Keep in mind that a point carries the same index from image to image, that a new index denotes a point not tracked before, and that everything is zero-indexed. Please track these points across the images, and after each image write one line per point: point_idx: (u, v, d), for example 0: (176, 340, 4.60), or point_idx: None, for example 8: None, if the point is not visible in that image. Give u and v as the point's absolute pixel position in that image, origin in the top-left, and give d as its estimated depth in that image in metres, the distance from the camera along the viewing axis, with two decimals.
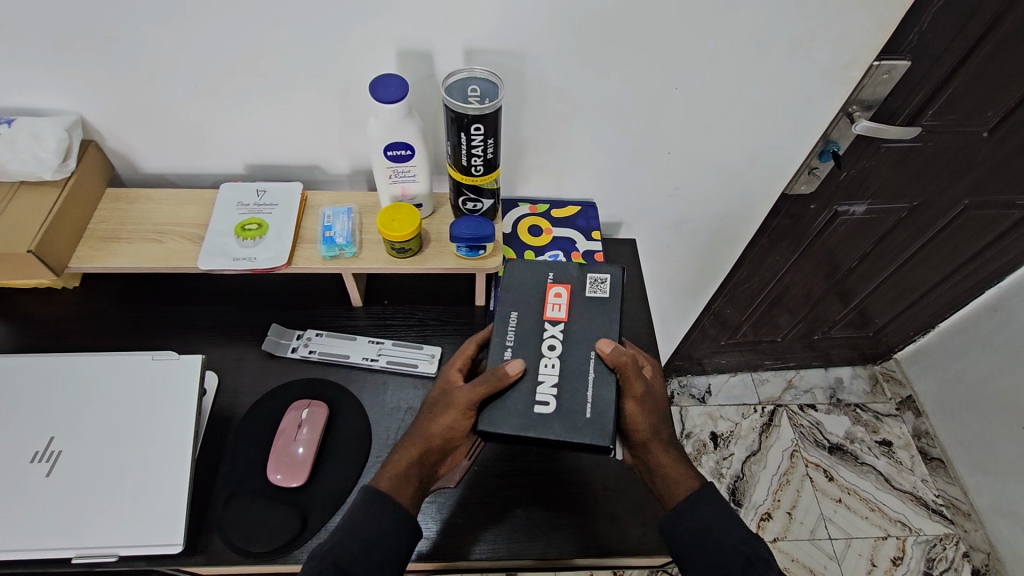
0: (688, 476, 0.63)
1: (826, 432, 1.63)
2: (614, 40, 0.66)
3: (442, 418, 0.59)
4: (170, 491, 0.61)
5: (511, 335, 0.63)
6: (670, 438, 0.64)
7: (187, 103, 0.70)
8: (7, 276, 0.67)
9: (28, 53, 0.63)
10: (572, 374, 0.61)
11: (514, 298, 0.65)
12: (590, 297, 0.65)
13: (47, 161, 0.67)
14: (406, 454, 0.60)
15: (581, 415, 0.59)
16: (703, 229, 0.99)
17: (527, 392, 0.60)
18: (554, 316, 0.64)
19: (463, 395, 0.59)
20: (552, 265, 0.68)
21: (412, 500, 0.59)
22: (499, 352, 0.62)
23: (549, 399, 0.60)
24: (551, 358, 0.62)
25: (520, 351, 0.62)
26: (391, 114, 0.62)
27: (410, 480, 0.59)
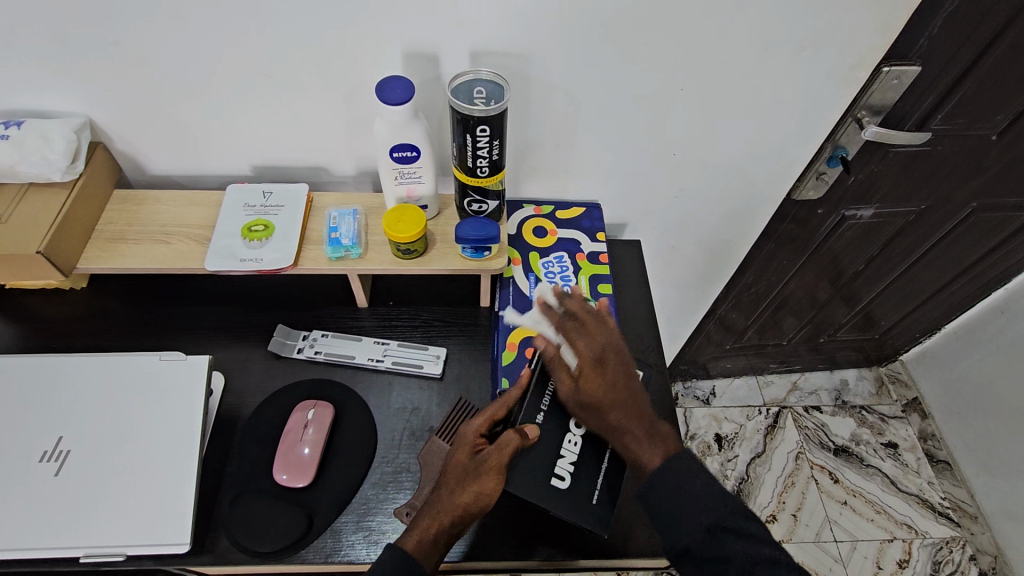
0: (644, 452, 0.63)
1: (832, 434, 1.62)
2: (620, 42, 0.66)
3: (473, 485, 0.60)
4: (178, 490, 0.61)
5: (546, 400, 0.65)
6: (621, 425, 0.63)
7: (194, 103, 0.71)
8: (15, 276, 0.67)
9: (38, 56, 0.64)
10: (589, 457, 0.65)
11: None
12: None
13: (56, 163, 0.67)
14: (434, 520, 0.59)
15: (588, 500, 0.63)
16: (708, 230, 0.98)
17: (547, 460, 0.63)
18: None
19: (495, 458, 0.61)
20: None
21: (435, 565, 0.59)
22: (533, 412, 0.64)
23: (566, 475, 0.64)
24: (575, 436, 0.65)
25: (549, 418, 0.65)
26: (398, 116, 0.62)
27: (436, 547, 0.59)
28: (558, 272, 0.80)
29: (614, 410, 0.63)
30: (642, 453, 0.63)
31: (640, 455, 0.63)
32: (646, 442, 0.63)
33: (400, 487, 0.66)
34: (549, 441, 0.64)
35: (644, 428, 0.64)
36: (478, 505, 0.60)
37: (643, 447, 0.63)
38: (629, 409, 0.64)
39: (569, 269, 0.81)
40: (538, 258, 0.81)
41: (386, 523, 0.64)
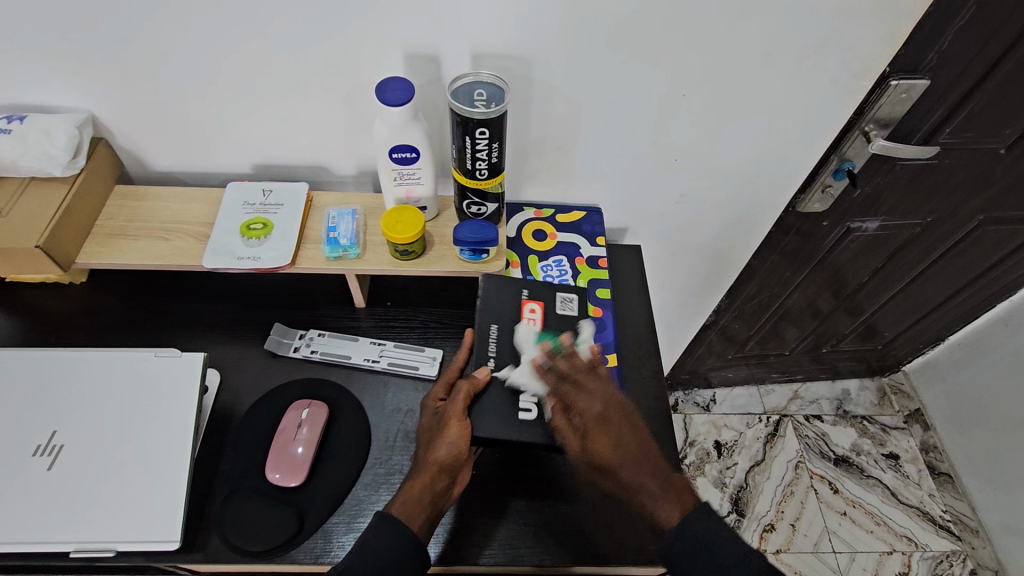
0: (662, 512, 0.60)
1: (832, 444, 1.61)
2: (622, 47, 0.66)
3: (442, 437, 0.62)
4: (170, 487, 0.61)
5: (490, 348, 0.68)
6: (636, 484, 0.61)
7: (197, 100, 0.71)
8: (16, 270, 0.68)
9: (42, 51, 0.64)
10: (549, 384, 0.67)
11: (493, 311, 0.71)
12: (561, 314, 0.72)
13: (58, 157, 0.68)
14: (412, 479, 0.60)
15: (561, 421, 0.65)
16: (710, 236, 0.98)
17: (507, 398, 0.65)
18: (531, 330, 0.70)
19: (452, 408, 0.63)
20: (525, 283, 0.74)
21: (426, 522, 0.59)
22: (480, 363, 0.67)
23: (531, 407, 0.65)
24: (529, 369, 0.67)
25: (500, 360, 0.68)
26: (397, 117, 0.62)
27: (422, 505, 0.59)
28: (556, 276, 0.80)
29: (625, 469, 0.61)
30: (659, 512, 0.60)
31: (656, 514, 0.60)
32: (663, 499, 0.60)
33: (391, 489, 0.66)
34: (503, 385, 0.66)
35: (659, 485, 0.61)
36: (452, 455, 0.61)
37: (661, 504, 0.60)
38: (639, 464, 0.62)
39: (568, 272, 0.80)
40: (537, 261, 0.81)
41: None
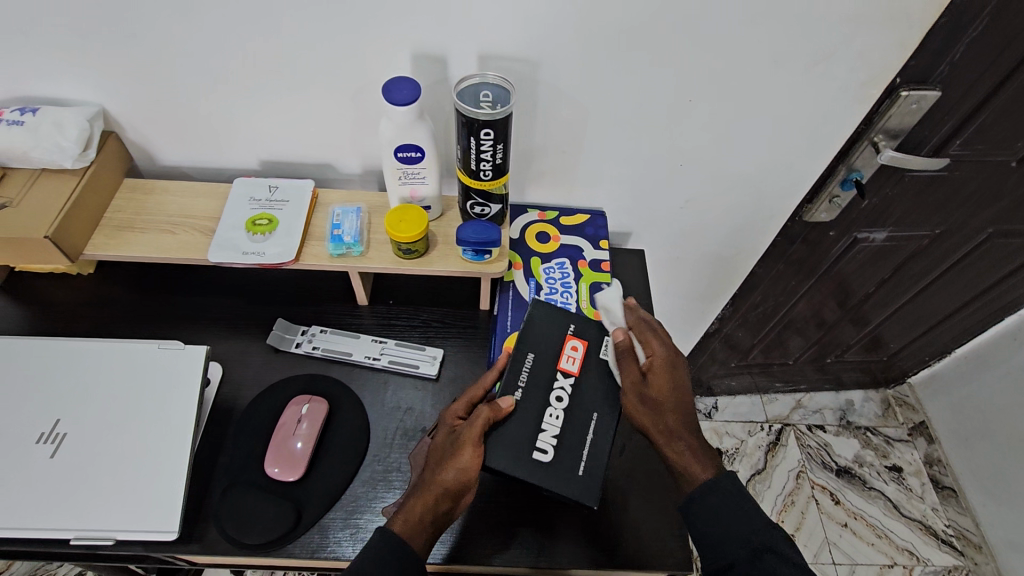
0: (695, 467, 0.64)
1: (834, 454, 1.60)
2: (629, 52, 0.66)
3: (454, 460, 0.60)
4: (169, 478, 0.62)
5: (523, 376, 0.67)
6: (681, 430, 0.65)
7: (207, 96, 0.72)
8: (24, 259, 0.68)
9: (55, 45, 0.65)
10: (572, 428, 0.65)
11: (535, 340, 0.70)
12: (603, 360, 0.70)
13: (68, 150, 0.68)
14: (418, 499, 0.59)
15: (574, 470, 0.64)
16: (715, 243, 0.98)
17: (528, 433, 0.64)
18: (567, 368, 0.68)
19: (469, 432, 0.61)
20: (573, 317, 0.72)
21: (426, 543, 0.58)
22: (510, 391, 0.66)
23: (548, 448, 0.64)
24: (556, 409, 0.66)
25: (528, 393, 0.67)
26: (403, 117, 0.63)
27: (425, 526, 0.59)
28: (558, 278, 0.80)
29: (675, 412, 0.65)
30: (692, 466, 0.64)
31: (686, 464, 0.64)
32: (697, 455, 0.64)
33: (388, 487, 0.66)
34: (526, 418, 0.65)
35: (698, 443, 0.65)
36: (461, 481, 0.60)
37: (694, 460, 0.64)
38: (686, 416, 0.66)
39: (570, 275, 0.80)
40: (540, 263, 0.81)
41: (374, 521, 0.64)
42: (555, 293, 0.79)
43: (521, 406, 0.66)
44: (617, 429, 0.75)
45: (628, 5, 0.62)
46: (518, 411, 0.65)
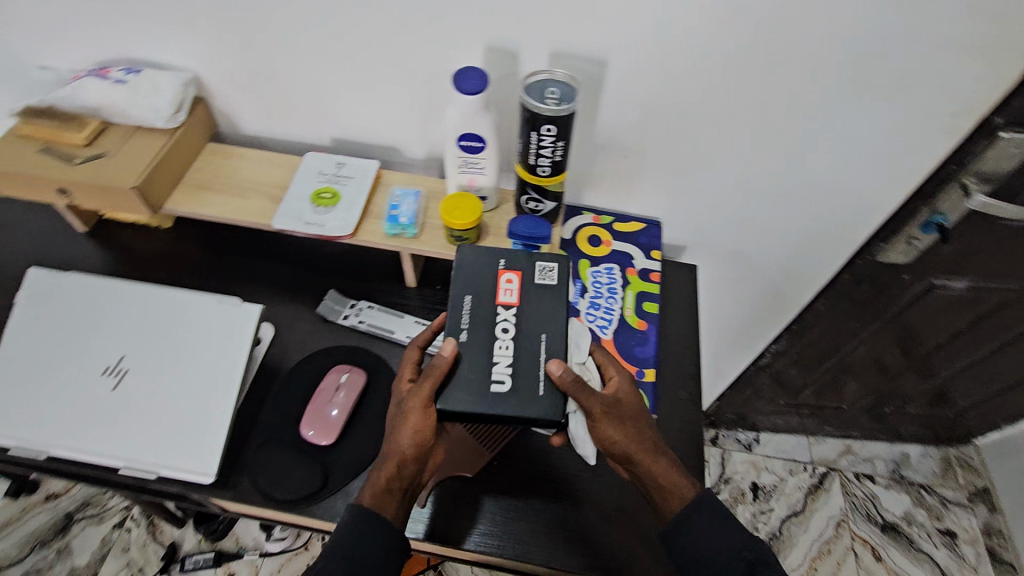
0: (682, 481, 0.62)
1: (881, 508, 1.50)
2: (700, 61, 0.65)
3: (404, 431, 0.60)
4: (211, 425, 0.65)
5: (463, 318, 0.63)
6: (659, 448, 0.63)
7: (289, 71, 0.76)
8: (112, 207, 0.74)
9: (162, 13, 0.71)
10: (525, 356, 0.62)
11: (467, 281, 0.65)
12: (540, 284, 0.65)
13: (162, 110, 0.74)
14: (381, 471, 0.61)
15: (535, 393, 0.60)
16: (772, 267, 0.94)
17: (482, 366, 0.61)
18: (507, 301, 0.64)
19: (415, 400, 0.59)
20: (502, 250, 0.67)
21: (400, 508, 0.60)
22: (452, 334, 0.62)
23: (505, 379, 0.61)
24: (505, 341, 0.62)
25: (473, 334, 0.62)
26: (469, 105, 0.64)
27: (394, 494, 0.60)
28: (605, 283, 0.79)
29: (650, 437, 0.63)
30: (680, 482, 0.62)
31: (675, 482, 0.62)
32: (679, 469, 0.63)
33: None
34: (473, 355, 0.61)
35: (673, 460, 0.64)
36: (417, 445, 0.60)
37: (679, 477, 0.63)
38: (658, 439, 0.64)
39: (617, 281, 0.79)
40: (588, 266, 0.80)
41: None
42: (601, 297, 0.78)
43: (468, 346, 0.62)
44: None
45: (705, 13, 0.61)
46: (463, 349, 0.62)
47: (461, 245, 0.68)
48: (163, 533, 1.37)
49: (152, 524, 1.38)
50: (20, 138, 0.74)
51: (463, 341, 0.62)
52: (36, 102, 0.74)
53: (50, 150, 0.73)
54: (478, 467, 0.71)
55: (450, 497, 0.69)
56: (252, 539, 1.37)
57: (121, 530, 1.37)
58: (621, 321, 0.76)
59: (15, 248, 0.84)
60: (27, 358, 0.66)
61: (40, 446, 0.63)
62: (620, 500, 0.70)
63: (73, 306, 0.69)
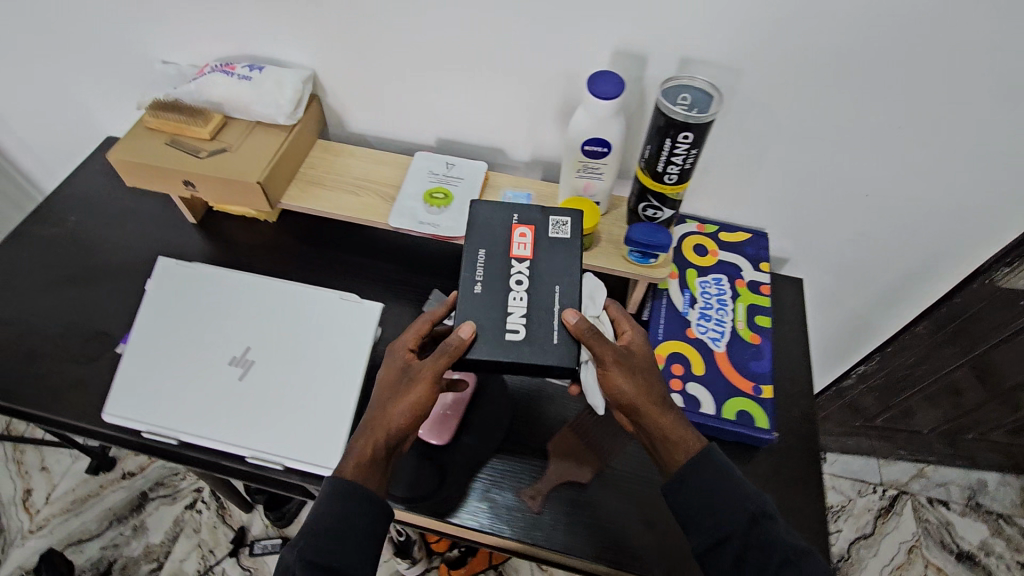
0: (690, 437, 0.61)
1: (956, 536, 1.44)
2: (839, 71, 0.64)
3: (405, 399, 0.61)
4: (332, 420, 0.65)
5: (478, 270, 0.64)
6: (667, 403, 0.63)
7: (411, 71, 0.77)
8: (229, 199, 0.76)
9: (290, 13, 0.72)
10: (538, 308, 0.63)
11: (481, 237, 0.66)
12: (553, 238, 0.66)
13: (283, 107, 0.75)
14: (368, 438, 0.60)
15: (549, 341, 0.61)
16: (877, 284, 0.91)
17: (496, 317, 0.62)
18: (520, 256, 0.65)
19: (428, 372, 0.61)
20: (515, 207, 0.68)
21: (382, 479, 0.60)
22: (467, 287, 0.63)
23: (520, 328, 0.61)
24: (519, 292, 0.63)
25: (487, 287, 0.63)
26: (602, 110, 0.63)
27: (377, 465, 0.60)
28: (714, 294, 0.77)
29: (657, 390, 0.63)
30: (687, 436, 0.61)
31: (682, 436, 0.61)
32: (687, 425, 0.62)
33: (523, 467, 0.70)
34: (488, 306, 0.62)
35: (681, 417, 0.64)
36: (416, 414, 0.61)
37: (687, 432, 0.62)
38: (666, 395, 0.64)
39: (727, 292, 0.78)
40: (695, 276, 0.79)
41: (513, 502, 0.68)
42: (711, 308, 0.76)
43: (480, 298, 0.63)
44: None
45: (863, 23, 0.59)
46: (477, 300, 0.63)
47: (473, 203, 0.69)
48: (232, 517, 1.40)
49: (221, 508, 1.41)
50: (148, 131, 0.76)
51: (477, 293, 0.63)
52: (164, 96, 0.76)
53: (176, 142, 0.75)
54: (589, 471, 0.69)
55: (565, 506, 0.68)
56: None
57: (192, 510, 1.40)
58: (734, 334, 0.74)
59: (131, 235, 0.87)
60: (156, 345, 0.68)
61: (170, 431, 0.65)
62: None
63: (195, 297, 0.71)
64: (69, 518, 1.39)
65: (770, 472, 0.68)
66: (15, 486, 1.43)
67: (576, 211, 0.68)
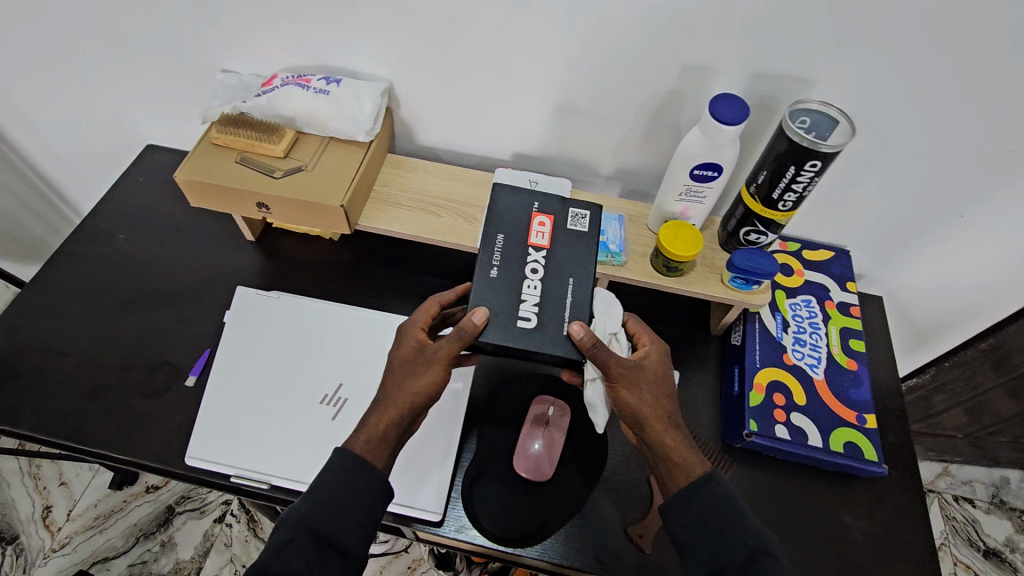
0: (691, 460, 0.59)
1: (983, 533, 1.46)
2: (961, 95, 0.61)
3: (421, 377, 0.59)
4: (420, 452, 0.68)
5: (495, 255, 0.63)
6: (673, 422, 0.60)
7: (500, 85, 0.72)
8: (305, 220, 0.71)
9: (371, 24, 0.67)
10: (550, 298, 0.61)
11: (501, 223, 0.66)
12: (572, 230, 0.66)
13: (362, 123, 0.70)
14: (382, 415, 0.58)
15: (560, 331, 0.59)
16: (950, 301, 0.90)
17: (509, 303, 0.60)
18: (537, 244, 0.64)
19: (443, 351, 0.58)
20: (537, 197, 0.68)
21: (389, 460, 0.58)
22: (483, 270, 0.62)
23: (531, 316, 0.60)
24: (533, 280, 0.62)
25: (503, 272, 0.62)
26: (724, 135, 0.59)
27: (387, 442, 0.58)
28: (805, 317, 0.76)
29: (663, 407, 0.60)
30: (689, 459, 0.59)
31: (683, 458, 0.59)
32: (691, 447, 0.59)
33: (627, 502, 0.68)
34: (502, 290, 0.60)
35: (688, 437, 0.61)
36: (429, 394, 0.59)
37: (689, 454, 0.59)
38: (674, 414, 0.61)
39: (818, 315, 0.76)
40: (785, 297, 0.77)
41: (619, 542, 0.66)
42: (803, 332, 0.75)
43: (495, 282, 0.61)
44: (864, 488, 0.71)
45: (1004, 55, 0.57)
46: (491, 284, 0.61)
47: (496, 187, 0.68)
48: (265, 530, 1.30)
49: (252, 520, 1.30)
50: (215, 146, 0.71)
51: (493, 277, 0.62)
52: (231, 109, 0.72)
53: (247, 161, 0.70)
54: None
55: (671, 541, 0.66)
56: None
57: (221, 524, 1.29)
58: (830, 359, 0.73)
59: (187, 255, 0.81)
60: (247, 382, 0.68)
61: (263, 475, 0.62)
62: (844, 553, 0.67)
63: (290, 335, 0.71)
64: (93, 535, 1.28)
65: (870, 499, 0.70)
66: (34, 503, 1.31)
67: (592, 207, 0.67)
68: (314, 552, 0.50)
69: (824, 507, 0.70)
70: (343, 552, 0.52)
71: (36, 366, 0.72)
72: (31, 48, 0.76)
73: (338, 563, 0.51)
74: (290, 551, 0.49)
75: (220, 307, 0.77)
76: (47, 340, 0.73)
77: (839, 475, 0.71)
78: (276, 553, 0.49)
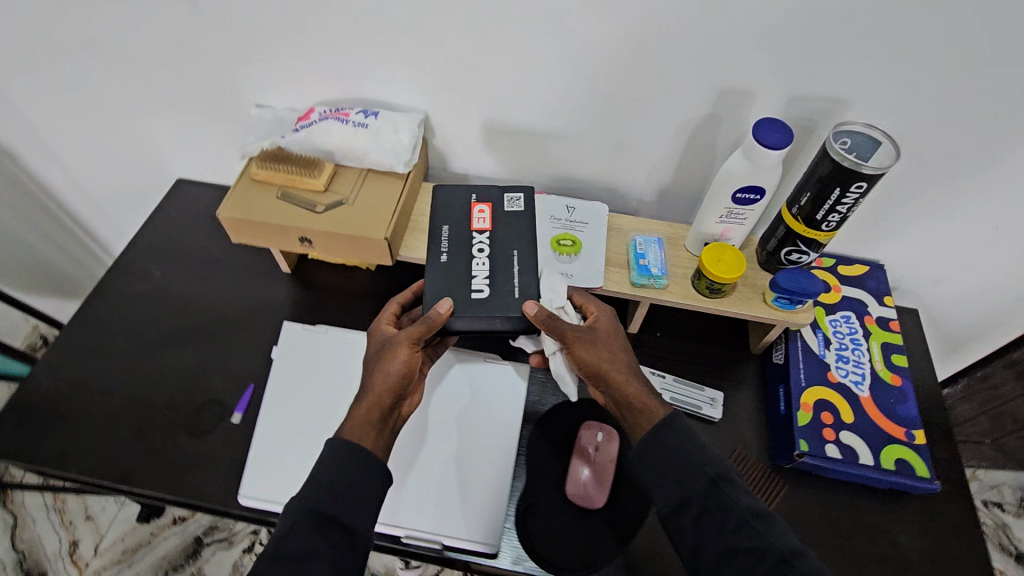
0: (653, 403, 0.60)
1: (1015, 538, 1.44)
2: (998, 110, 0.62)
3: (392, 363, 0.60)
4: (460, 485, 0.69)
5: (442, 244, 0.67)
6: (632, 373, 0.62)
7: (534, 112, 0.73)
8: (346, 253, 0.72)
9: (408, 56, 0.68)
10: (499, 270, 0.65)
11: (444, 215, 0.69)
12: (509, 211, 0.69)
13: (401, 154, 0.71)
14: (361, 401, 0.59)
15: (511, 294, 0.63)
16: (986, 311, 0.90)
17: (462, 278, 0.64)
18: (480, 228, 0.68)
19: (406, 333, 0.60)
20: (473, 188, 0.72)
21: (378, 443, 0.57)
22: (434, 257, 0.66)
23: (484, 287, 0.64)
24: (480, 258, 0.65)
25: (451, 256, 0.66)
26: (770, 159, 0.60)
27: (372, 425, 0.58)
28: (846, 334, 0.76)
29: (619, 363, 0.62)
30: (652, 403, 0.60)
31: (646, 404, 0.60)
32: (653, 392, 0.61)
33: None
34: (454, 271, 0.64)
35: (652, 385, 0.63)
36: (404, 376, 0.60)
37: (652, 399, 0.61)
38: (632, 367, 0.63)
39: (859, 332, 0.76)
40: (825, 314, 0.77)
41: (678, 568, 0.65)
42: (846, 348, 0.75)
43: (447, 266, 0.65)
44: (916, 504, 0.70)
45: None
46: (441, 268, 0.65)
47: (435, 187, 0.72)
48: None
49: None
50: (255, 182, 0.71)
51: (444, 262, 0.66)
52: (270, 145, 0.72)
53: (288, 196, 0.70)
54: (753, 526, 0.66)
55: None
56: (382, 565, 1.23)
57: (251, 554, 1.28)
58: (874, 375, 0.73)
59: (224, 289, 0.82)
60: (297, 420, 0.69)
61: None
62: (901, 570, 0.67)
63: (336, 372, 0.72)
64: (122, 570, 1.27)
65: (923, 516, 0.70)
66: (61, 538, 1.30)
67: (527, 189, 0.71)
68: (314, 530, 0.51)
69: (877, 524, 0.69)
70: (348, 531, 0.52)
71: (79, 405, 0.72)
72: (67, 87, 0.77)
73: (344, 542, 0.52)
74: (292, 533, 0.50)
75: (261, 340, 0.77)
76: (88, 379, 0.73)
77: (889, 491, 0.71)
78: (279, 538, 0.50)
